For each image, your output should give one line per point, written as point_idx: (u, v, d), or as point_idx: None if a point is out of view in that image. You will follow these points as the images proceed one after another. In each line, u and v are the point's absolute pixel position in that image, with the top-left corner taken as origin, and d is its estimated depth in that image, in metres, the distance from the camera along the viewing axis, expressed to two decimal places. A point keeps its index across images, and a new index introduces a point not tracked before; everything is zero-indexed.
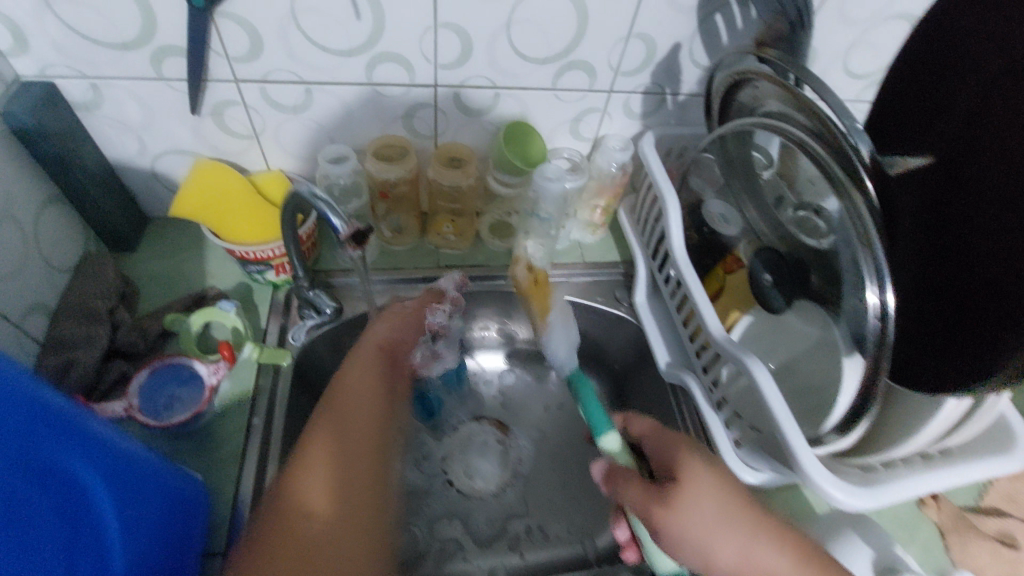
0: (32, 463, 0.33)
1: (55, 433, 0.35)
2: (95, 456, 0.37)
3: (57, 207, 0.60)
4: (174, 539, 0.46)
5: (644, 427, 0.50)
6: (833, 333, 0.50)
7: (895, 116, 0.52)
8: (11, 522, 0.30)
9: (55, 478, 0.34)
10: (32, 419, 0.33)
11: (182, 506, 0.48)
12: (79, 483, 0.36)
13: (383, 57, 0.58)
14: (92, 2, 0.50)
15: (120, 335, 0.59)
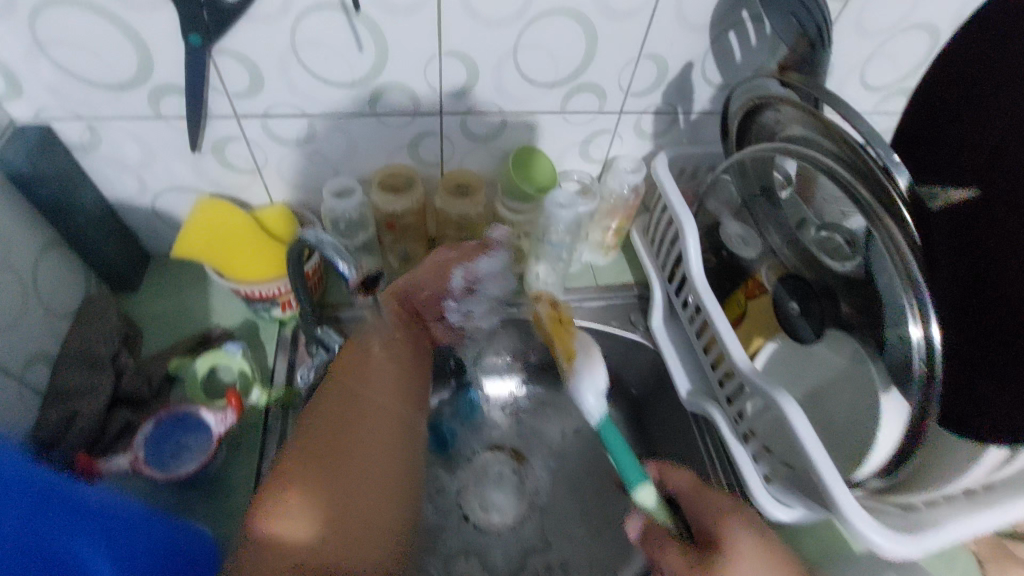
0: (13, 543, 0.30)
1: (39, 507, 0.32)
2: (86, 520, 0.34)
3: (56, 251, 0.58)
4: None
5: (683, 482, 0.48)
6: (867, 368, 0.49)
7: (925, 137, 0.51)
8: None
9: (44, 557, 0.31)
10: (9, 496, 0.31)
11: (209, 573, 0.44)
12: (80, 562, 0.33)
13: (387, 87, 0.57)
14: (87, 45, 0.48)
15: (123, 382, 0.57)
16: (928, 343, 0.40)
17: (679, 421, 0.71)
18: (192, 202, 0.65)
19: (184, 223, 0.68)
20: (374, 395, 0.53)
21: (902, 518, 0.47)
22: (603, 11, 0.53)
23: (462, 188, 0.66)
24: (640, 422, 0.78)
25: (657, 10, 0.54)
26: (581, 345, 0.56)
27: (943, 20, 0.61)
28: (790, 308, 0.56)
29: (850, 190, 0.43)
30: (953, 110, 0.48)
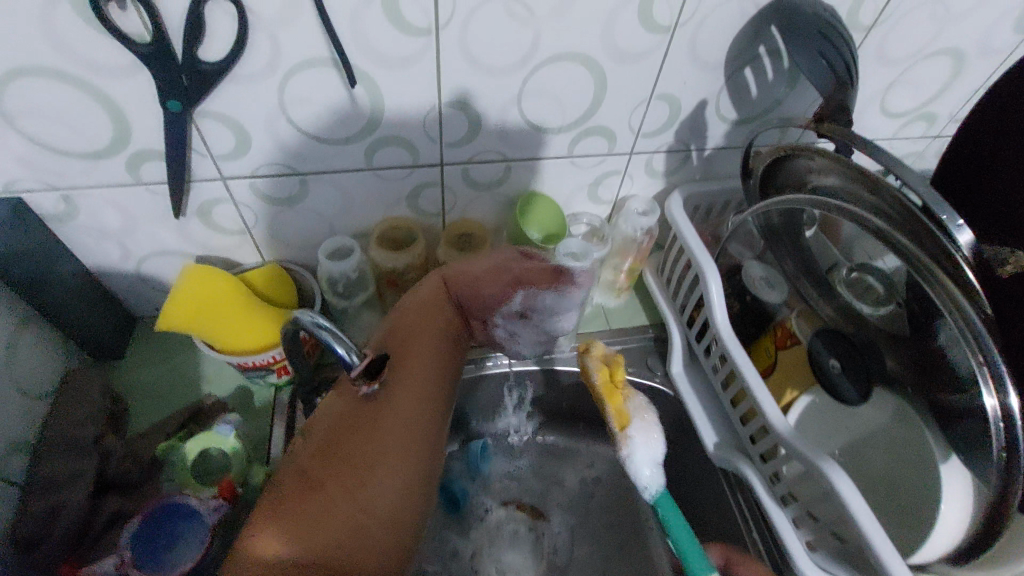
0: None
1: None
2: None
3: (32, 329, 0.54)
4: None
5: None
6: (921, 432, 0.46)
7: (973, 176, 0.52)
8: None
9: None
10: None
11: None
12: None
13: (384, 140, 0.53)
14: (56, 115, 0.44)
15: (109, 467, 0.53)
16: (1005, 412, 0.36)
17: (705, 473, 0.67)
18: (179, 266, 0.61)
19: (171, 286, 0.64)
20: (402, 422, 0.44)
21: None
22: (612, 54, 0.50)
23: (467, 239, 0.63)
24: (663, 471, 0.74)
25: (669, 49, 0.51)
26: (636, 409, 0.55)
27: (969, 44, 0.58)
28: (831, 365, 0.52)
29: (900, 250, 0.39)
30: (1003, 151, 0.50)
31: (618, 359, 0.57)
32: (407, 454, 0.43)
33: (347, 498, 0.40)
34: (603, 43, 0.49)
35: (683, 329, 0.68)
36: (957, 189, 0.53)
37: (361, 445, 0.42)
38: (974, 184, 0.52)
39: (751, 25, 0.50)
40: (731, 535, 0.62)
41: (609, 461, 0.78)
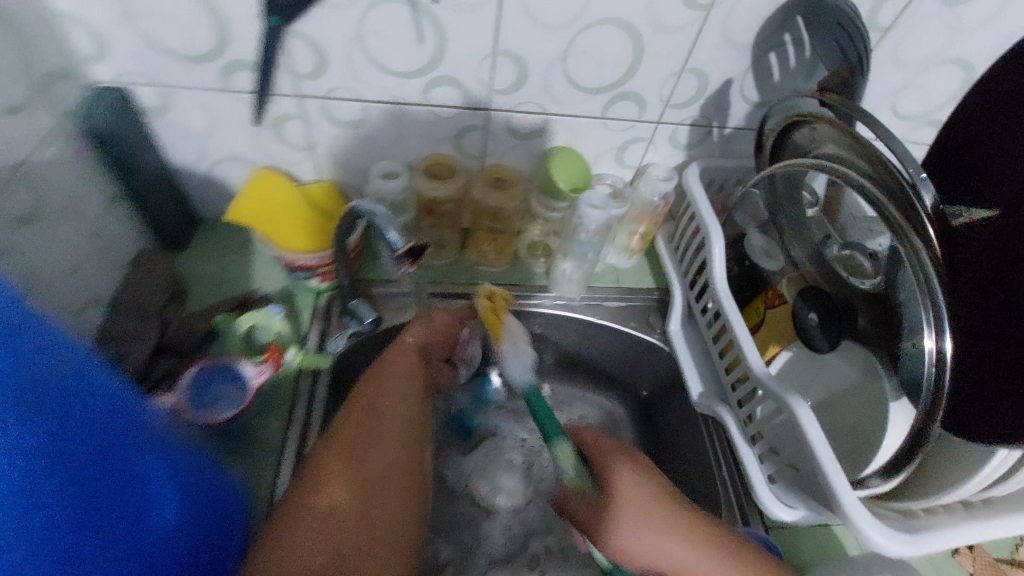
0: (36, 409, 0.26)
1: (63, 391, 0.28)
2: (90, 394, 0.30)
3: (117, 208, 0.62)
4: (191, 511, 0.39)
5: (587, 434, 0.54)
6: (880, 382, 0.53)
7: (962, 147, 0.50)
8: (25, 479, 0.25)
9: (80, 434, 0.29)
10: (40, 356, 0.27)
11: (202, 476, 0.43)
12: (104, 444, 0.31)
13: (441, 79, 0.60)
14: (172, 17, 0.52)
15: (168, 333, 0.61)
16: (940, 353, 0.42)
17: (687, 421, 0.73)
18: (246, 174, 0.69)
19: (235, 192, 0.71)
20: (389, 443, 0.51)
21: (903, 522, 0.49)
22: (652, 24, 0.56)
23: (501, 182, 0.70)
24: (653, 420, 0.81)
25: (704, 26, 0.57)
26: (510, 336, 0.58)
27: (979, 57, 0.63)
28: (809, 318, 0.58)
29: (883, 213, 0.46)
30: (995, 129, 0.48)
31: (495, 294, 0.62)
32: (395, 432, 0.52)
33: (362, 469, 0.49)
34: (645, 12, 0.55)
35: (685, 290, 0.75)
36: (946, 164, 0.52)
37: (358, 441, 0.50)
38: (964, 153, 0.50)
39: (779, 13, 0.57)
40: (703, 471, 0.69)
41: (601, 409, 0.85)
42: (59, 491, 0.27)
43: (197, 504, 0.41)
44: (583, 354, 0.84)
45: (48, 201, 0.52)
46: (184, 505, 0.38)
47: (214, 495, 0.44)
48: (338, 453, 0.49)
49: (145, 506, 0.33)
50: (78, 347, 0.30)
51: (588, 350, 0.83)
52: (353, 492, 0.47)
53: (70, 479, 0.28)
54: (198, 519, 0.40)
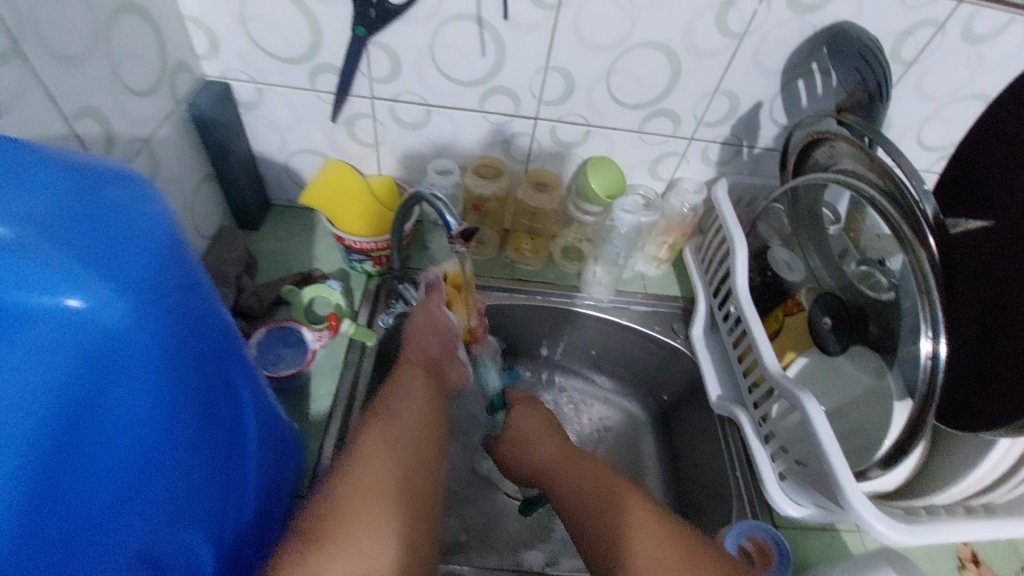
0: (175, 349, 0.31)
1: (198, 330, 0.34)
2: (213, 333, 0.36)
3: (208, 186, 0.71)
4: (263, 448, 0.46)
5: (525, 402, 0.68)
6: (886, 381, 0.55)
7: (971, 165, 0.54)
8: (138, 408, 0.30)
9: (199, 375, 0.34)
10: (187, 298, 0.32)
11: (275, 428, 0.49)
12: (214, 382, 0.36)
13: (496, 89, 0.67)
14: (277, 24, 0.61)
15: (241, 298, 0.69)
16: (935, 357, 0.46)
17: (705, 424, 0.77)
18: (318, 165, 0.78)
19: (306, 181, 0.80)
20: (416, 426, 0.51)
21: (904, 517, 0.51)
22: (689, 48, 0.63)
23: (542, 185, 0.76)
24: (673, 423, 0.85)
25: (737, 52, 0.63)
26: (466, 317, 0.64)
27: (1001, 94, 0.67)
28: (823, 323, 0.61)
29: (896, 226, 0.50)
30: (1001, 148, 0.51)
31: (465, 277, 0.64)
32: (427, 437, 0.51)
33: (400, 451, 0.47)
34: (683, 38, 0.62)
35: (709, 299, 0.78)
36: (958, 179, 0.56)
37: (382, 442, 0.48)
38: (973, 171, 0.54)
39: (806, 44, 0.63)
40: (718, 471, 0.72)
41: (621, 411, 0.89)
42: (177, 417, 0.32)
43: (269, 427, 0.47)
44: (608, 355, 0.88)
45: (160, 171, 0.61)
46: (259, 427, 0.45)
47: (281, 428, 0.51)
48: (369, 449, 0.47)
49: (233, 430, 0.40)
50: (211, 287, 0.35)
51: (613, 352, 0.87)
52: (397, 479, 0.45)
53: (182, 413, 0.33)
54: (266, 442, 0.47)
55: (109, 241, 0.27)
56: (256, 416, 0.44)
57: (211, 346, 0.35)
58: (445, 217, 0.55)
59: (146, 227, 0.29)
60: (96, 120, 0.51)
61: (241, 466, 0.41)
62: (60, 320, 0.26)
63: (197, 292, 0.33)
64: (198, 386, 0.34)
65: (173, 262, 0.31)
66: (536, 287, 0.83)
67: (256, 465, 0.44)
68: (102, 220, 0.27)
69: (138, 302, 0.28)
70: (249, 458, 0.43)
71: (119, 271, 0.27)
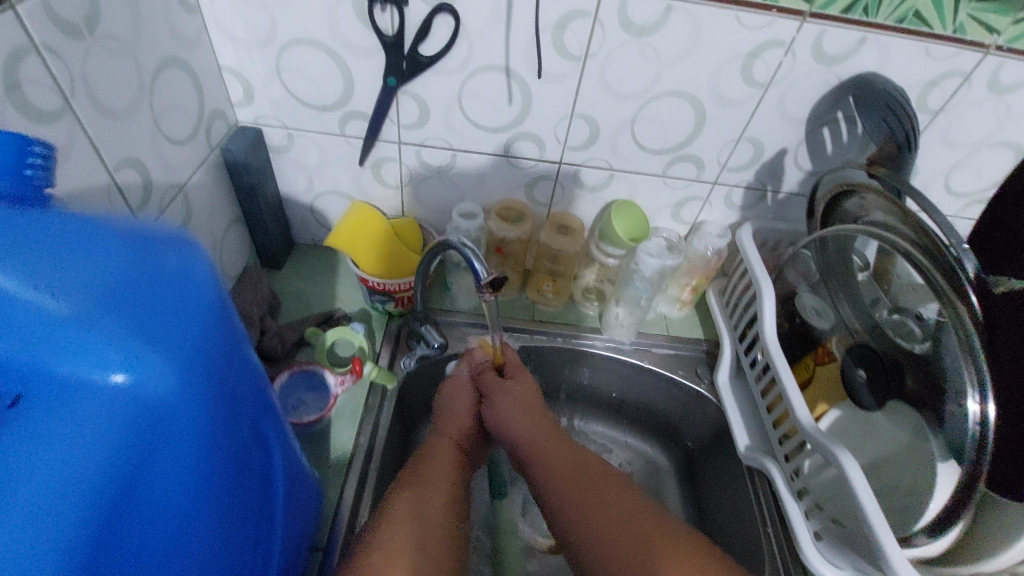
0: (221, 414, 0.32)
1: (240, 393, 0.34)
2: (253, 394, 0.36)
3: (236, 227, 0.72)
4: (291, 503, 0.46)
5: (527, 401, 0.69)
6: (928, 441, 0.52)
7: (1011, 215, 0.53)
8: (186, 472, 0.30)
9: (239, 437, 0.34)
10: (231, 363, 0.33)
11: (302, 485, 0.49)
12: (251, 442, 0.37)
13: (522, 135, 0.68)
14: (310, 74, 0.63)
15: (264, 339, 0.69)
16: (983, 417, 0.44)
17: (732, 474, 0.74)
18: (343, 206, 0.79)
19: (331, 222, 0.81)
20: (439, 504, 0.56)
21: None
22: (714, 97, 0.64)
23: (564, 228, 0.77)
24: (698, 471, 0.82)
25: (762, 101, 0.64)
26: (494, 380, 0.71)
27: None
28: (857, 374, 0.60)
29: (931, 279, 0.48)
30: None
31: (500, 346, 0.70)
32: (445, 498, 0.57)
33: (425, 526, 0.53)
34: (708, 87, 0.63)
35: (734, 344, 0.77)
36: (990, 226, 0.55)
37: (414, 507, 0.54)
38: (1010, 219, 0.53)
39: (831, 94, 0.63)
40: (748, 526, 0.69)
41: (643, 455, 0.87)
42: (218, 480, 0.32)
43: (296, 484, 0.47)
44: (629, 398, 0.87)
45: (193, 215, 0.62)
46: (287, 483, 0.44)
47: (307, 486, 0.50)
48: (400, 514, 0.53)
49: (264, 487, 0.39)
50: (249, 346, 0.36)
51: (634, 395, 0.86)
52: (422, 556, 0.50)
53: (225, 475, 0.33)
54: (293, 499, 0.46)
55: (160, 310, 0.28)
56: (285, 474, 0.44)
57: (251, 407, 0.36)
58: (473, 264, 0.56)
59: (195, 292, 0.30)
60: (137, 169, 0.52)
61: (267, 526, 0.41)
62: (104, 393, 0.27)
63: (240, 354, 0.34)
64: (235, 447, 0.34)
65: (220, 326, 0.31)
66: (557, 328, 0.82)
67: (282, 525, 0.44)
68: (156, 289, 0.28)
69: (184, 368, 0.28)
70: (275, 517, 0.42)
71: (166, 338, 0.28)
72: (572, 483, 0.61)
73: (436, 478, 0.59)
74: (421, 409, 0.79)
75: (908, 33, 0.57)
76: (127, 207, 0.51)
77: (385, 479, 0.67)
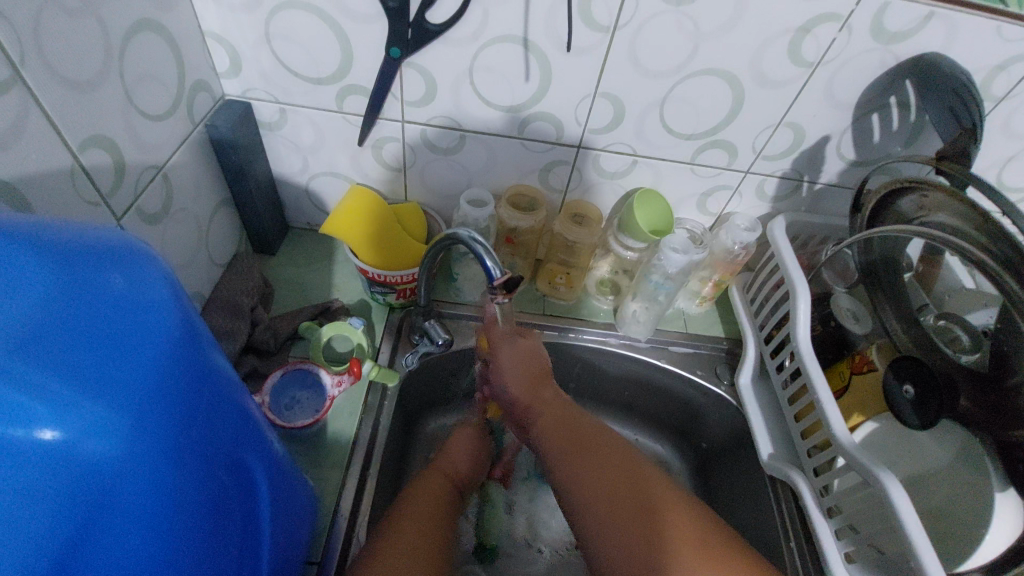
0: (184, 450, 0.27)
1: (207, 419, 0.29)
2: (225, 416, 0.31)
3: (224, 210, 0.66)
4: (282, 524, 0.42)
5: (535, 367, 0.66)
6: (985, 466, 0.49)
7: None
8: (153, 516, 0.25)
9: (212, 467, 0.30)
10: (192, 390, 0.27)
11: (293, 511, 0.45)
12: (229, 469, 0.32)
13: (538, 116, 0.62)
14: (304, 42, 0.56)
15: (255, 332, 0.64)
16: None
17: (752, 481, 0.70)
18: (341, 189, 0.73)
19: (327, 205, 0.75)
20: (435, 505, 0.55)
21: None
22: (755, 77, 0.57)
23: (580, 217, 0.71)
24: (713, 474, 0.78)
25: (808, 83, 0.57)
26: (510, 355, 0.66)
27: None
28: (903, 391, 0.53)
29: (1000, 284, 0.43)
30: None
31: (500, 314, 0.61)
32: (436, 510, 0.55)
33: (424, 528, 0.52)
34: (749, 65, 0.56)
35: (759, 345, 0.72)
36: None
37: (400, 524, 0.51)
38: None
39: (887, 76, 0.57)
40: (770, 539, 0.65)
41: (654, 455, 0.83)
42: (189, 522, 0.28)
43: (283, 513, 0.42)
44: (642, 396, 0.82)
45: (174, 199, 0.56)
46: (273, 516, 0.40)
47: (297, 501, 0.46)
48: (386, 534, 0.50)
49: (249, 519, 0.35)
50: (214, 357, 0.31)
51: (647, 393, 0.81)
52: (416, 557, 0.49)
53: (198, 513, 0.28)
54: (281, 530, 0.41)
55: (99, 341, 0.23)
56: (270, 506, 0.39)
57: (223, 432, 0.31)
58: (484, 261, 0.50)
59: (148, 318, 0.25)
60: (106, 149, 0.46)
61: (254, 571, 0.36)
62: (31, 459, 0.20)
63: (207, 377, 0.29)
64: (207, 490, 0.29)
65: (181, 355, 0.26)
66: (568, 323, 0.77)
67: (269, 567, 0.39)
68: (97, 316, 0.23)
69: (134, 410, 0.23)
70: (262, 560, 0.37)
71: (109, 376, 0.23)
72: (574, 468, 0.59)
73: (428, 488, 0.57)
74: (421, 406, 0.74)
75: (982, 10, 0.50)
76: (97, 192, 0.45)
77: (385, 483, 0.63)
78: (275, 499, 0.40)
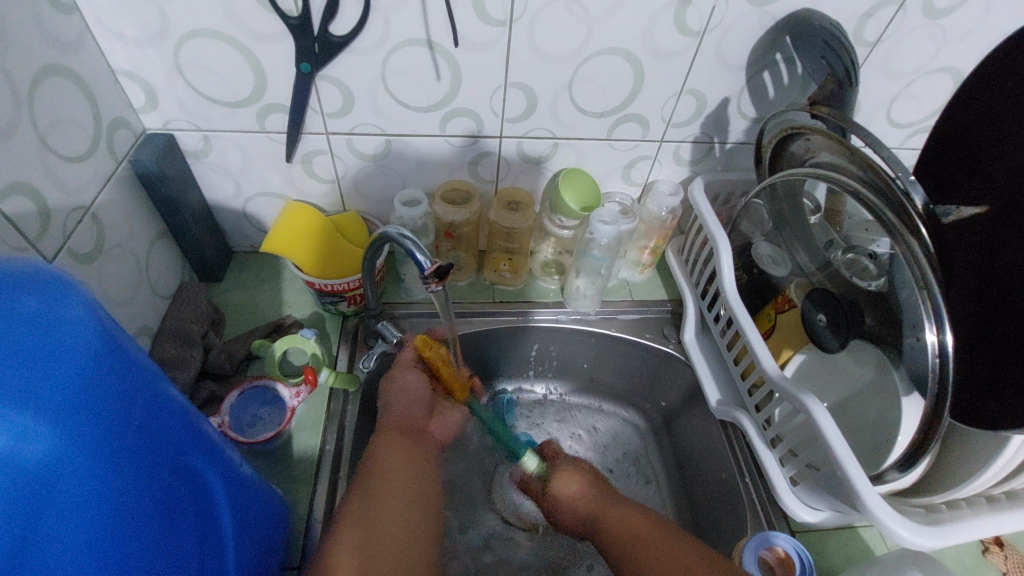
0: (124, 456, 0.28)
1: (147, 426, 0.30)
2: (169, 423, 0.33)
3: (162, 243, 0.67)
4: (247, 526, 0.43)
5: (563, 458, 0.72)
6: (890, 376, 0.53)
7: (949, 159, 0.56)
8: (105, 518, 0.26)
9: (160, 470, 0.31)
10: (125, 400, 0.28)
11: (261, 515, 0.47)
12: (179, 471, 0.33)
13: (456, 112, 0.65)
14: (216, 68, 0.58)
15: (210, 357, 0.65)
16: (942, 345, 0.45)
17: (708, 429, 0.75)
18: (278, 207, 0.74)
19: (267, 224, 0.77)
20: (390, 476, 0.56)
21: (926, 516, 0.50)
22: (651, 51, 0.61)
23: (514, 204, 0.74)
24: (674, 429, 0.82)
25: (698, 51, 0.62)
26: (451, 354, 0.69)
27: (965, 66, 0.66)
28: (818, 320, 0.60)
29: (881, 215, 0.48)
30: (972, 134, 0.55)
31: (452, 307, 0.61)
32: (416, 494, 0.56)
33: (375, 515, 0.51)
34: (642, 40, 0.60)
35: (697, 302, 0.76)
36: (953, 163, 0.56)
37: (376, 512, 0.52)
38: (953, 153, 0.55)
39: (768, 35, 0.61)
40: (728, 480, 0.69)
41: (619, 420, 0.87)
42: (142, 522, 0.29)
43: (245, 513, 0.43)
44: (600, 367, 0.86)
45: (107, 237, 0.57)
46: (234, 517, 0.41)
47: (260, 500, 0.47)
48: (351, 513, 0.51)
49: (206, 519, 0.36)
50: (152, 369, 0.32)
51: (605, 363, 0.85)
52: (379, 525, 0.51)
53: (151, 514, 0.29)
54: (245, 527, 0.43)
55: (21, 355, 0.23)
56: (230, 507, 0.40)
57: (168, 438, 0.32)
58: (414, 254, 0.52)
59: (65, 333, 0.25)
60: (27, 196, 0.47)
61: (219, 565, 0.37)
62: None
63: (142, 385, 0.30)
64: (156, 493, 0.30)
65: (105, 363, 0.27)
66: (518, 306, 0.80)
67: (236, 562, 0.40)
68: (15, 334, 0.23)
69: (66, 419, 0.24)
70: (226, 557, 0.38)
71: (35, 388, 0.23)
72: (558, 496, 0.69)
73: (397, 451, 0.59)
74: None
75: None
76: (23, 238, 0.46)
77: None
78: (236, 502, 0.42)
